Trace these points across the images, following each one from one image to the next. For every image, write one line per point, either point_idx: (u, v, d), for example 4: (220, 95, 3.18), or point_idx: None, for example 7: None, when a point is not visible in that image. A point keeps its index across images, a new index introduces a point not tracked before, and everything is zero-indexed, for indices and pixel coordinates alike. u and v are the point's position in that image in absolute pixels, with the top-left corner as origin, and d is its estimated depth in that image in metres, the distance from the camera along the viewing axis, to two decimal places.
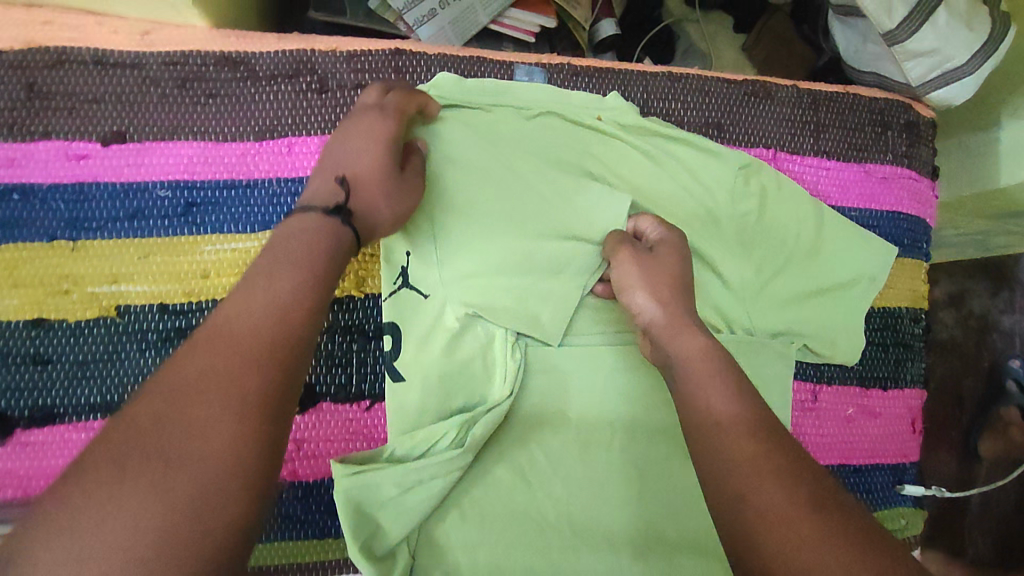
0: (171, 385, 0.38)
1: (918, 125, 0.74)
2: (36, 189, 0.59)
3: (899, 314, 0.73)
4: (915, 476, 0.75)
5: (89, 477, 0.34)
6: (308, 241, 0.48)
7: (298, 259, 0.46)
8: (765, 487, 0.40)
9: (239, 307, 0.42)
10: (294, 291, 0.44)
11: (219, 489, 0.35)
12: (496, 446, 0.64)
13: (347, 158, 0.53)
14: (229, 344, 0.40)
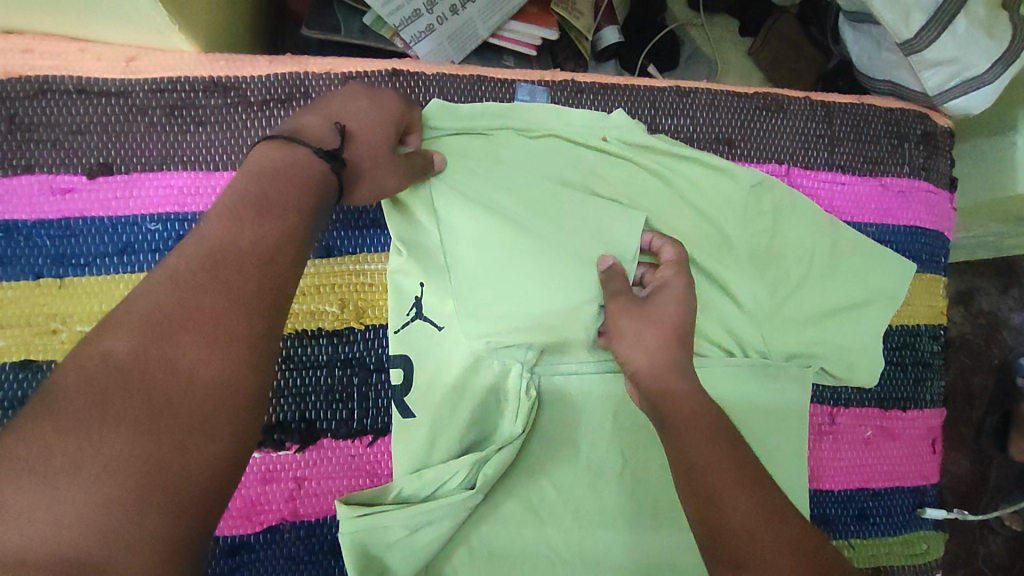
0: (155, 318, 0.37)
1: (936, 135, 0.71)
2: (21, 226, 0.57)
3: (918, 332, 0.70)
4: (935, 497, 0.71)
5: (58, 415, 0.32)
6: (295, 183, 0.46)
7: (283, 201, 0.45)
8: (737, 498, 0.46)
9: (221, 245, 0.41)
10: (278, 236, 0.43)
11: (206, 436, 0.35)
12: (505, 481, 0.61)
13: (350, 110, 0.52)
14: (210, 283, 0.39)
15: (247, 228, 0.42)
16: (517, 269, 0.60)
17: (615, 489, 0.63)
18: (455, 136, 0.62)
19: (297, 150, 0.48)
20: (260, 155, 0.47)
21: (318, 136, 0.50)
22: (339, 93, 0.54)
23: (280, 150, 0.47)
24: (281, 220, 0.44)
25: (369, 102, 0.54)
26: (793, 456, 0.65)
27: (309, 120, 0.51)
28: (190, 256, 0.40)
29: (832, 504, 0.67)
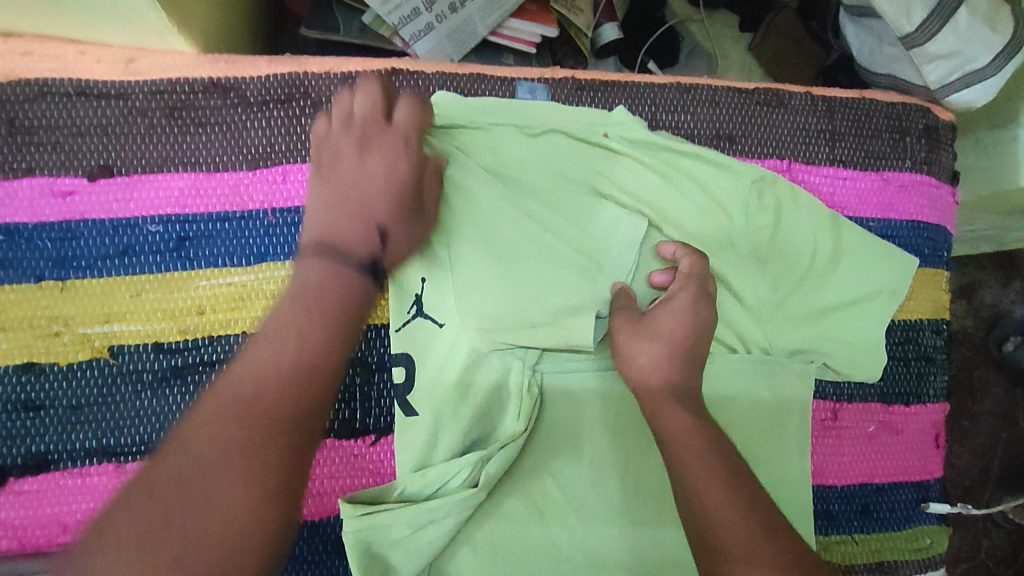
0: (192, 450, 0.44)
1: (938, 129, 0.71)
2: (22, 228, 0.57)
3: (920, 327, 0.70)
4: (939, 492, 0.71)
5: (156, 480, 0.43)
6: (333, 295, 0.53)
7: (327, 315, 0.52)
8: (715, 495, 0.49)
9: (263, 364, 0.48)
10: (316, 357, 0.50)
11: (229, 543, 0.42)
12: (508, 479, 0.61)
13: (371, 200, 0.57)
14: (257, 407, 0.46)
15: (290, 350, 0.49)
16: (521, 273, 0.62)
17: (618, 487, 0.63)
18: (456, 135, 0.63)
19: (339, 269, 0.54)
20: (303, 275, 0.54)
21: (355, 241, 0.55)
22: (358, 159, 0.57)
23: (323, 268, 0.54)
24: (319, 334, 0.51)
25: (388, 180, 0.57)
26: (796, 452, 0.65)
27: (342, 223, 0.56)
28: (242, 382, 0.47)
29: (835, 499, 0.67)
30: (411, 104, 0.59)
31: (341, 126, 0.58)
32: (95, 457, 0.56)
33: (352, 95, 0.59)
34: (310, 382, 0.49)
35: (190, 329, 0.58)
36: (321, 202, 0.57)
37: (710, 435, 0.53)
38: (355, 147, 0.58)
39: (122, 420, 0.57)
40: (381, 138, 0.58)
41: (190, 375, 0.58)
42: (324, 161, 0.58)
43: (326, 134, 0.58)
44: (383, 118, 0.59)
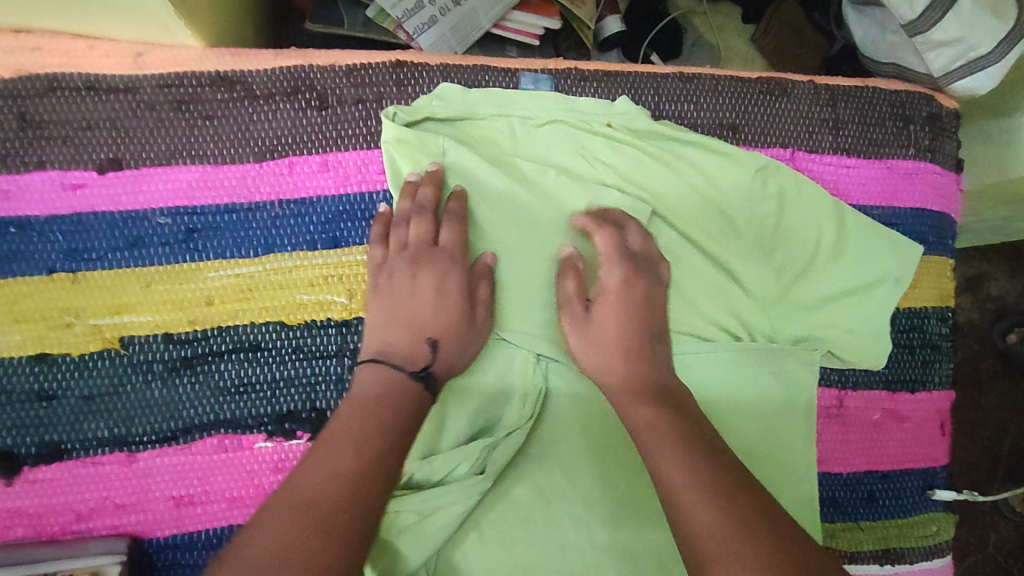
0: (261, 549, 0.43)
1: (941, 117, 0.71)
2: (33, 221, 0.58)
3: (925, 314, 0.70)
4: (945, 480, 0.71)
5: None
6: (389, 406, 0.53)
7: (383, 426, 0.51)
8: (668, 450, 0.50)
9: (327, 466, 0.48)
10: (372, 466, 0.49)
11: None
12: (514, 466, 0.62)
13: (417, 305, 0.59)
14: (315, 515, 0.45)
15: (349, 461, 0.48)
16: (523, 265, 0.63)
17: (624, 475, 0.63)
18: (461, 126, 0.64)
19: (394, 373, 0.55)
20: (362, 383, 0.55)
21: (412, 356, 0.57)
22: (405, 270, 0.59)
23: (380, 375, 0.55)
24: (376, 445, 0.50)
25: (443, 301, 0.59)
26: (802, 439, 0.65)
27: (399, 338, 0.58)
28: (300, 494, 0.46)
29: (841, 487, 0.67)
30: (455, 221, 0.61)
31: (397, 250, 0.60)
32: (107, 446, 0.57)
33: (409, 215, 0.60)
34: (368, 483, 0.48)
35: (199, 320, 0.59)
36: (378, 321, 0.58)
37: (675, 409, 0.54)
38: (407, 273, 0.59)
39: (133, 410, 0.58)
40: (431, 260, 0.60)
41: (200, 365, 0.59)
42: (379, 283, 0.59)
43: (381, 262, 0.60)
44: (432, 241, 0.60)
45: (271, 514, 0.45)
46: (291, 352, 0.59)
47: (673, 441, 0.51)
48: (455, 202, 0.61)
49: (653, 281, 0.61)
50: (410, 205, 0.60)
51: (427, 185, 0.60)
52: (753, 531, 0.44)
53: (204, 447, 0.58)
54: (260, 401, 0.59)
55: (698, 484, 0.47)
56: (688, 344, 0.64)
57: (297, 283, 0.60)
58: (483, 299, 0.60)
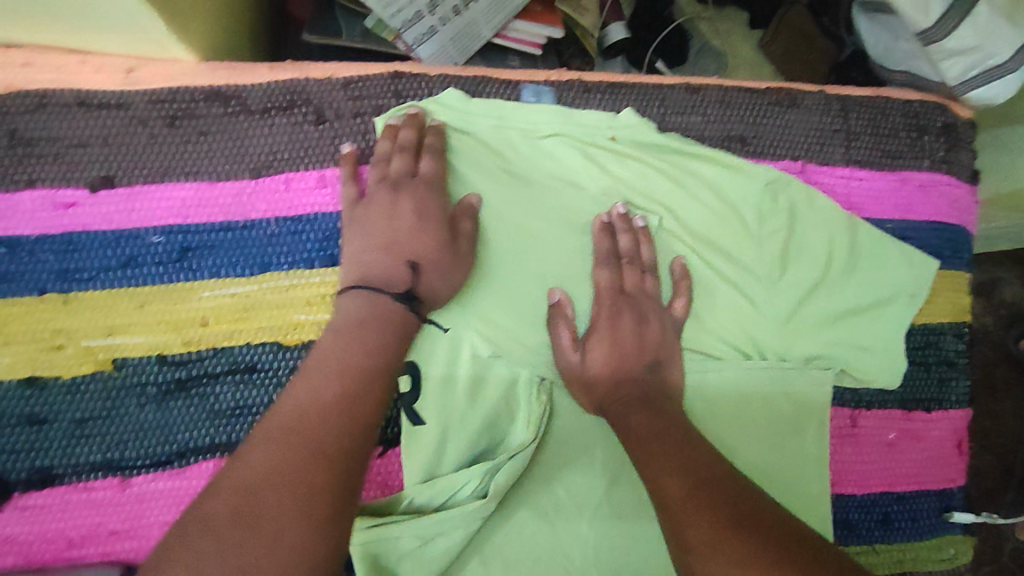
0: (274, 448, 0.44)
1: (956, 127, 0.69)
2: (24, 241, 0.56)
3: (941, 331, 0.68)
4: (963, 501, 0.68)
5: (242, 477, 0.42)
6: (378, 331, 0.52)
7: (367, 348, 0.51)
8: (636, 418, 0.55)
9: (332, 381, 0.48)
10: (358, 386, 0.49)
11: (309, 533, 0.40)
12: (518, 489, 0.60)
13: (398, 230, 0.56)
14: (301, 434, 0.44)
15: (334, 382, 0.48)
16: (527, 281, 0.61)
17: (631, 496, 0.61)
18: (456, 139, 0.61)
19: (377, 299, 0.54)
20: (345, 310, 0.53)
21: (392, 279, 0.55)
22: (385, 196, 0.57)
23: (361, 301, 0.53)
24: (360, 368, 0.50)
25: (422, 226, 0.57)
26: (815, 459, 0.63)
27: (380, 262, 0.56)
28: (286, 416, 0.46)
29: (855, 509, 0.65)
30: (435, 155, 0.59)
31: (375, 182, 0.58)
32: (99, 471, 0.56)
33: (389, 152, 0.58)
34: (357, 403, 0.48)
35: (194, 340, 0.57)
36: (359, 249, 0.56)
37: (651, 389, 0.58)
38: (386, 200, 0.57)
39: (126, 433, 0.56)
40: (410, 189, 0.57)
41: (194, 388, 0.57)
42: (356, 216, 0.57)
43: (356, 199, 0.58)
44: (412, 172, 0.58)
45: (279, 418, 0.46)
46: (288, 373, 0.58)
47: (642, 412, 0.55)
48: (434, 136, 0.59)
49: (660, 310, 0.61)
50: (390, 145, 0.58)
51: (409, 126, 0.58)
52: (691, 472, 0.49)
53: (199, 471, 0.56)
54: (256, 423, 0.57)
55: (660, 451, 0.51)
56: (697, 363, 0.63)
57: (295, 303, 0.58)
58: (466, 231, 0.58)
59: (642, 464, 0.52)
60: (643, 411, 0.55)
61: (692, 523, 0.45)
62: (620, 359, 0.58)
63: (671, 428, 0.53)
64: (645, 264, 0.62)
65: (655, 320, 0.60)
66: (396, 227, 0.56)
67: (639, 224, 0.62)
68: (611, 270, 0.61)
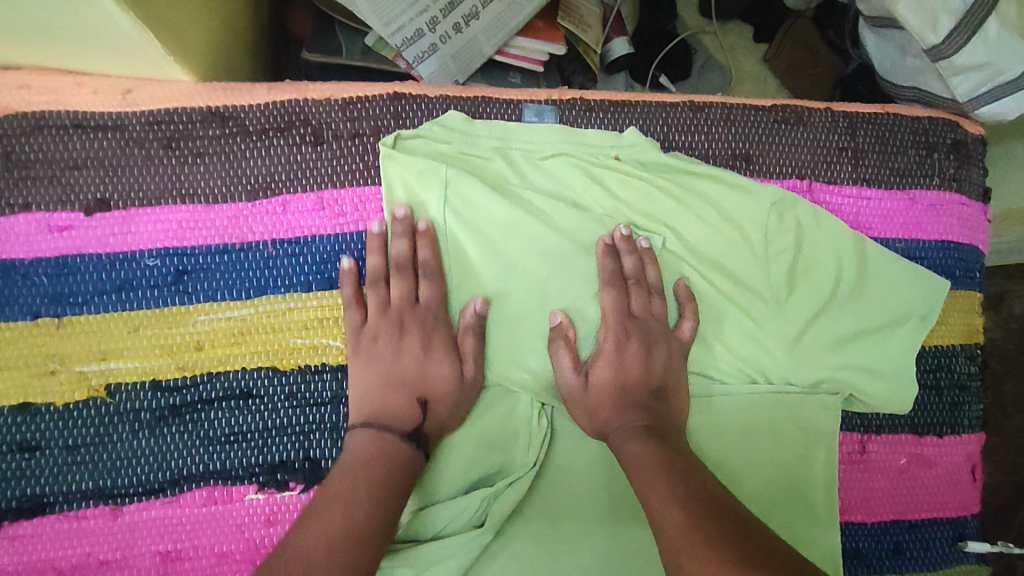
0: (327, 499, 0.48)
1: (966, 144, 0.67)
2: (18, 265, 0.56)
3: (953, 353, 0.66)
4: (978, 529, 0.66)
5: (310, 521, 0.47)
6: (386, 464, 0.51)
7: (373, 486, 0.49)
8: (636, 444, 0.53)
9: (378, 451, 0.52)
10: (364, 525, 0.47)
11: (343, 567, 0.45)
12: (518, 515, 0.58)
13: (411, 368, 0.56)
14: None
15: (340, 523, 0.47)
16: (529, 305, 0.60)
17: (635, 526, 0.58)
18: (448, 154, 0.60)
19: (385, 436, 0.53)
20: (353, 446, 0.53)
21: (401, 417, 0.54)
22: (385, 317, 0.57)
23: (371, 438, 0.53)
24: (372, 488, 0.49)
25: (432, 358, 0.57)
26: (823, 486, 0.61)
27: (386, 396, 0.55)
28: (294, 552, 0.45)
29: (865, 537, 0.63)
30: (432, 276, 0.58)
31: (377, 311, 0.57)
32: (91, 499, 0.54)
33: (384, 274, 0.58)
34: (367, 538, 0.47)
35: (188, 366, 0.56)
36: (367, 382, 0.55)
37: (651, 412, 0.56)
38: (392, 336, 0.57)
39: (118, 460, 0.55)
40: (415, 321, 0.58)
41: (189, 413, 0.56)
42: (361, 346, 0.56)
43: (362, 325, 0.57)
44: (413, 298, 0.58)
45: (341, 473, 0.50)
46: (284, 400, 0.57)
47: (643, 435, 0.54)
48: (426, 251, 0.58)
49: (667, 333, 0.60)
50: (383, 263, 0.58)
51: (400, 235, 0.58)
52: (687, 498, 0.48)
53: (192, 500, 0.55)
54: (251, 451, 0.56)
55: (663, 482, 0.50)
56: (701, 386, 0.62)
57: (292, 327, 0.57)
58: (470, 350, 0.58)
59: (643, 491, 0.51)
60: (639, 435, 0.54)
61: (690, 550, 0.44)
62: (618, 387, 0.57)
63: (675, 458, 0.52)
64: (651, 285, 0.60)
65: (662, 345, 0.59)
66: (406, 364, 0.56)
67: (642, 246, 0.61)
68: (618, 293, 0.59)
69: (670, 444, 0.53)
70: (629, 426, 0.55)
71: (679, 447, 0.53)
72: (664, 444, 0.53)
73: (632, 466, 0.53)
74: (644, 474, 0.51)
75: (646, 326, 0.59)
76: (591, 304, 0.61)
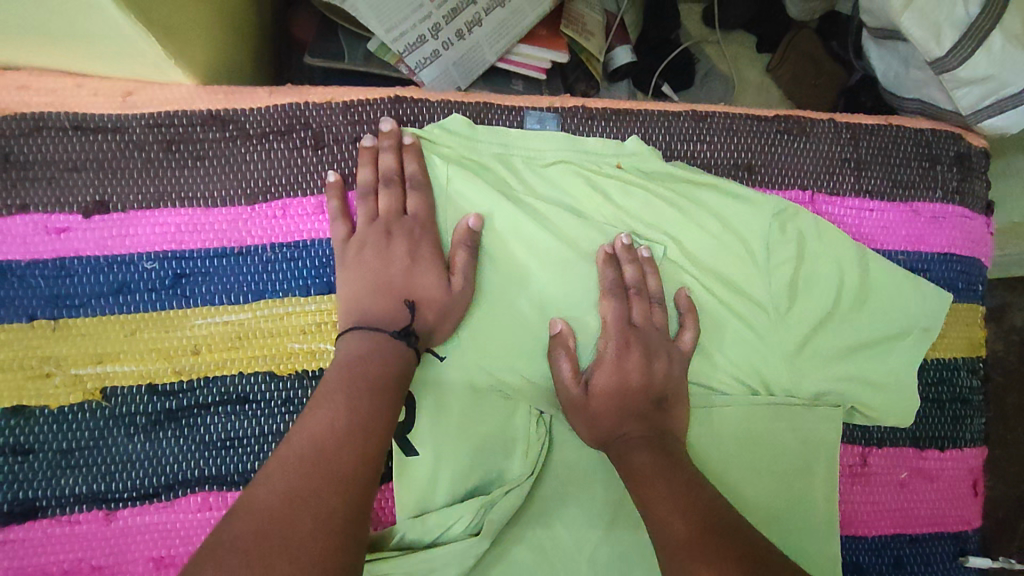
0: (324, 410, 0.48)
1: (970, 157, 0.67)
2: (14, 267, 0.55)
3: (955, 366, 0.65)
4: (979, 544, 0.65)
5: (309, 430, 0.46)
6: (380, 365, 0.52)
7: (372, 382, 0.50)
8: (637, 455, 0.53)
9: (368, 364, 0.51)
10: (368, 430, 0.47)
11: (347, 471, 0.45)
12: (514, 525, 0.57)
13: (400, 276, 0.56)
14: (325, 465, 0.44)
15: (345, 414, 0.47)
16: (527, 314, 0.60)
17: (633, 535, 0.58)
18: (450, 160, 0.60)
19: (375, 337, 0.53)
20: (345, 349, 0.53)
21: (391, 318, 0.55)
22: (370, 227, 0.57)
23: (360, 341, 0.53)
24: (369, 401, 0.49)
25: (420, 267, 0.57)
26: (823, 499, 0.60)
27: (375, 306, 0.55)
28: (296, 447, 0.45)
29: (865, 551, 0.62)
30: (421, 190, 0.58)
31: (366, 223, 0.57)
32: (85, 503, 0.54)
33: (374, 186, 0.58)
34: (366, 440, 0.47)
35: (186, 369, 0.56)
36: (356, 290, 0.55)
37: (650, 421, 0.55)
38: (380, 246, 0.56)
39: (113, 464, 0.55)
40: (404, 230, 0.57)
41: (185, 418, 0.55)
42: (348, 257, 0.56)
43: (349, 238, 0.57)
44: (401, 211, 0.58)
45: (333, 385, 0.50)
46: (280, 405, 0.56)
47: (643, 444, 0.53)
48: (414, 164, 0.58)
49: (667, 342, 0.59)
50: (374, 177, 0.58)
51: (388, 150, 0.58)
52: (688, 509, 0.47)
53: (187, 505, 0.54)
54: (247, 455, 0.55)
55: (666, 493, 0.49)
56: (702, 396, 0.61)
57: (290, 332, 0.57)
58: (461, 265, 0.57)
59: (645, 504, 0.50)
60: (639, 443, 0.54)
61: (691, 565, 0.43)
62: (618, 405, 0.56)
63: (679, 469, 0.51)
64: (652, 294, 0.60)
65: (663, 353, 0.58)
66: (394, 273, 0.56)
67: (644, 254, 0.60)
68: (618, 303, 0.59)
69: (671, 454, 0.53)
70: (629, 434, 0.55)
71: (679, 456, 0.53)
72: (665, 453, 0.53)
73: (635, 474, 0.52)
74: (646, 488, 0.50)
75: (647, 339, 0.58)
76: (594, 316, 0.60)
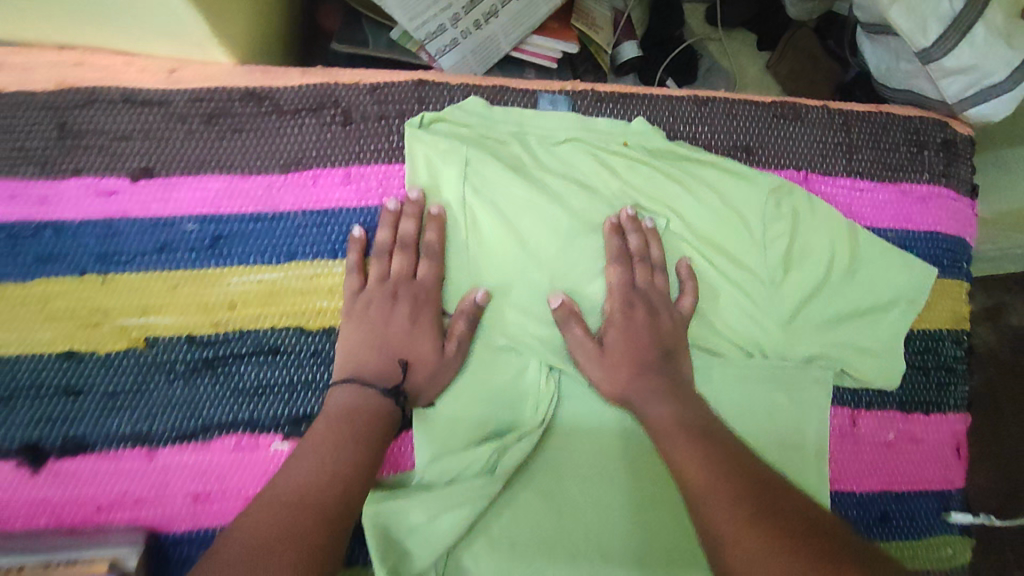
0: (306, 459, 0.52)
1: (956, 143, 0.71)
2: (68, 224, 0.60)
3: (940, 337, 0.69)
4: (962, 502, 0.69)
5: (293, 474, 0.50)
6: (365, 421, 0.55)
7: (358, 436, 0.54)
8: (649, 407, 0.58)
9: (352, 412, 0.55)
10: (350, 475, 0.51)
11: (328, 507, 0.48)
12: (523, 472, 0.61)
13: (399, 339, 0.60)
14: (309, 507, 0.48)
15: (329, 460, 0.51)
16: (537, 279, 0.64)
17: (634, 483, 0.62)
18: (468, 138, 0.65)
19: (368, 392, 0.57)
20: (336, 400, 0.56)
21: (385, 375, 0.58)
22: (377, 283, 0.61)
23: (352, 393, 0.57)
24: (352, 450, 0.53)
25: (418, 331, 0.60)
26: (813, 454, 0.64)
27: (371, 361, 0.59)
28: (283, 491, 0.49)
29: (853, 506, 0.66)
30: (432, 256, 0.62)
31: (377, 281, 0.61)
32: (129, 442, 0.58)
33: (389, 247, 0.61)
34: (348, 484, 0.51)
35: (221, 324, 0.60)
36: (353, 343, 0.59)
37: (651, 376, 0.59)
38: (385, 305, 0.60)
39: (154, 408, 0.59)
40: (409, 293, 0.61)
41: (220, 367, 0.60)
42: (354, 309, 0.60)
43: (359, 290, 0.61)
44: (411, 274, 0.61)
45: (317, 436, 0.54)
46: (309, 357, 0.60)
47: (647, 396, 0.58)
48: (433, 233, 0.62)
49: (668, 305, 0.63)
50: (391, 238, 0.61)
51: (410, 215, 0.61)
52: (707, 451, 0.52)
53: (222, 445, 0.58)
54: (277, 403, 0.59)
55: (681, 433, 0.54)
56: (700, 358, 0.65)
57: (319, 291, 0.61)
58: (458, 333, 0.61)
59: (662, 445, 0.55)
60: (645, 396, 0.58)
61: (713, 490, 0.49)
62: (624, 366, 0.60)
63: (694, 419, 0.56)
64: (655, 262, 0.64)
65: (665, 314, 0.62)
66: (394, 330, 0.60)
67: (647, 225, 0.64)
68: (623, 269, 0.63)
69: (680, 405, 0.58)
70: (638, 388, 0.59)
71: (683, 408, 0.57)
72: (676, 404, 0.58)
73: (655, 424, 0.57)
74: (663, 433, 0.56)
75: (648, 303, 0.62)
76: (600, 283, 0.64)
